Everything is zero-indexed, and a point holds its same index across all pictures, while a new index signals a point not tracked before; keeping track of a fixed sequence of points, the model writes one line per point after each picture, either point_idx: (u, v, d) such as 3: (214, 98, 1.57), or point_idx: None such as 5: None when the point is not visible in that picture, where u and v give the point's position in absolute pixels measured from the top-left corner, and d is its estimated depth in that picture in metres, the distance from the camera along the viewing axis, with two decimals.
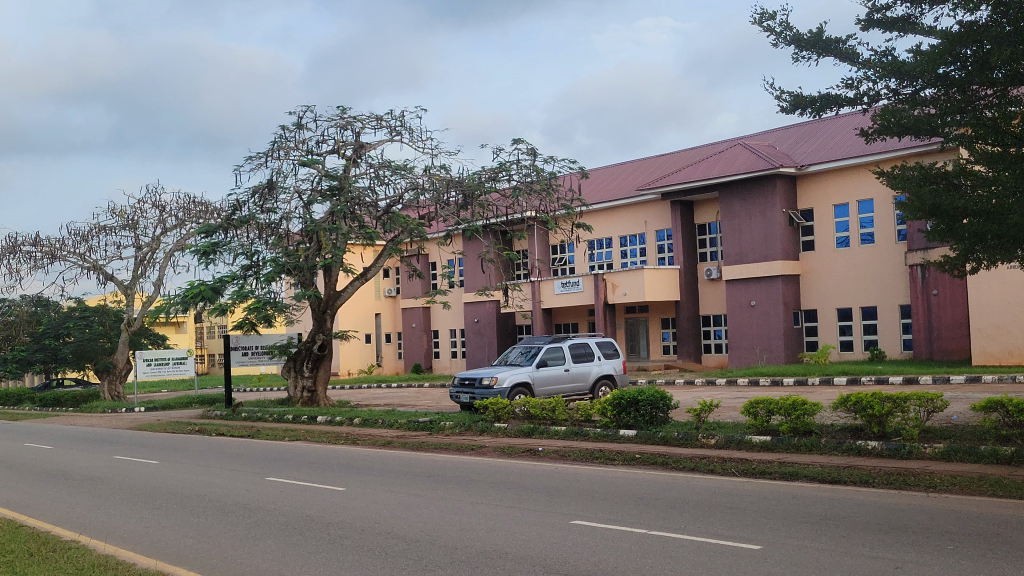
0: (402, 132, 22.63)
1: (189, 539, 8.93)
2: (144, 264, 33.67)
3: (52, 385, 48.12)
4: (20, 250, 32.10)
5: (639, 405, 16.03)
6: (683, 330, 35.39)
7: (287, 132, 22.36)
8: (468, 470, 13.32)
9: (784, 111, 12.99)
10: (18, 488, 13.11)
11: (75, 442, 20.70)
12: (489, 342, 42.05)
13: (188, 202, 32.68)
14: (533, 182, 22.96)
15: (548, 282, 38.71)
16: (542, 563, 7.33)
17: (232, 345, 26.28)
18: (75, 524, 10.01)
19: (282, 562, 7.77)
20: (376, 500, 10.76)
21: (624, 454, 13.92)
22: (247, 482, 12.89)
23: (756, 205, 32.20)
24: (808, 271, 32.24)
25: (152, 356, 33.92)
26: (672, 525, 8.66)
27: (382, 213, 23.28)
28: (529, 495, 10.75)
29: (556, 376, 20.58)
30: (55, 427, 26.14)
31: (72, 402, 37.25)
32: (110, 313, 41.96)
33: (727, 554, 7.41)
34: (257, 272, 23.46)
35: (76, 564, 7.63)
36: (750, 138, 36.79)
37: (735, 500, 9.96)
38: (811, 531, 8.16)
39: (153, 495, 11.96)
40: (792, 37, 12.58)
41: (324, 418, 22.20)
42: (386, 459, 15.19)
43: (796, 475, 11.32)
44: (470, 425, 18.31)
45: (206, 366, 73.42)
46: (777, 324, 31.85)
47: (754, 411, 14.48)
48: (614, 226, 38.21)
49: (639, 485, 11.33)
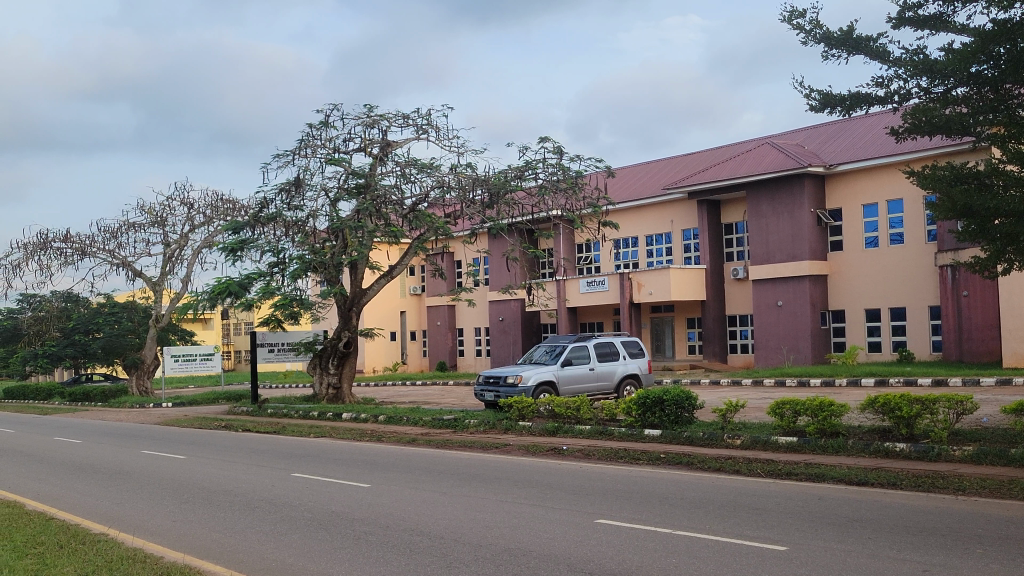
0: (428, 131, 22.80)
1: (214, 533, 9.00)
2: (173, 261, 33.99)
3: (80, 380, 48.71)
4: (51, 247, 32.52)
5: (664, 405, 15.95)
6: (708, 330, 35.22)
7: (314, 130, 22.55)
8: (493, 468, 13.34)
9: (813, 110, 12.91)
10: (49, 481, 13.30)
11: (104, 435, 21.05)
12: (514, 341, 42.08)
13: (215, 199, 32.99)
14: (559, 180, 22.93)
15: (573, 281, 38.71)
16: (566, 562, 7.32)
17: (259, 342, 26.55)
18: (103, 518, 10.10)
19: (306, 558, 7.81)
20: (400, 497, 10.79)
21: (649, 454, 13.88)
22: (273, 477, 13.03)
23: (784, 205, 32.00)
24: (837, 271, 31.98)
25: (180, 352, 34.02)
26: (698, 525, 8.62)
27: (408, 211, 23.27)
28: (553, 494, 10.75)
29: (581, 375, 20.56)
30: (83, 422, 26.35)
31: (101, 398, 37.53)
32: (140, 310, 42.17)
33: (753, 555, 7.37)
34: (283, 269, 23.58)
35: (105, 556, 7.74)
36: (778, 137, 36.53)
37: (761, 501, 9.89)
38: (839, 533, 8.09)
39: (181, 488, 12.14)
40: (821, 35, 12.50)
41: (349, 415, 22.26)
42: (412, 456, 15.28)
43: (822, 476, 11.22)
44: (495, 424, 18.33)
45: (233, 362, 74.66)
46: (804, 325, 31.61)
47: (780, 411, 14.36)
48: (640, 225, 38.08)
49: (663, 484, 11.30)
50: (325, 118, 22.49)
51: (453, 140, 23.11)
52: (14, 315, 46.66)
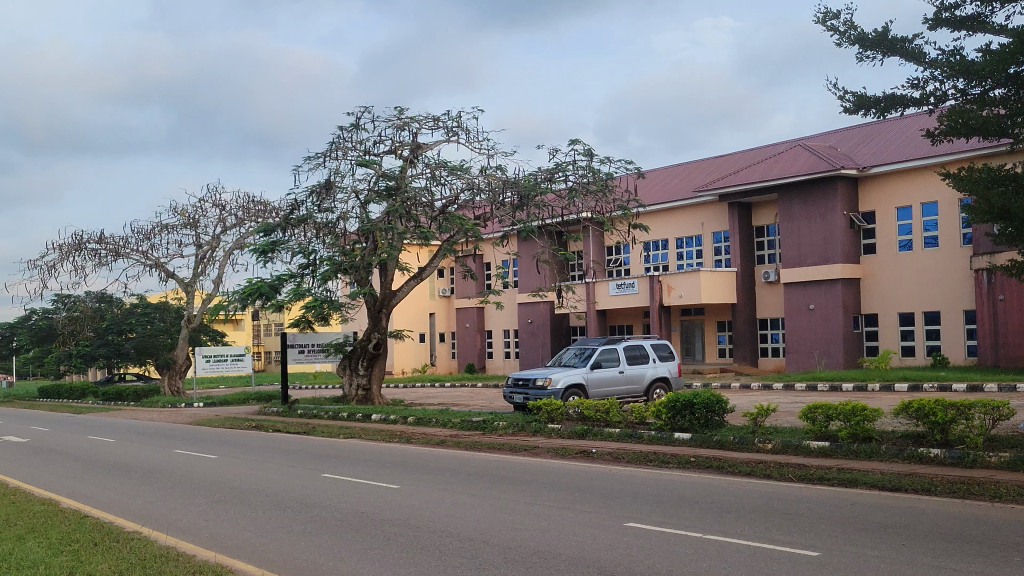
0: (458, 133, 22.87)
1: (246, 533, 9.08)
2: (205, 262, 34.32)
3: (114, 380, 49.24)
4: (85, 248, 32.94)
5: (694, 409, 15.88)
6: (739, 333, 34.99)
7: (345, 133, 22.67)
8: (523, 470, 13.36)
9: (847, 112, 12.81)
10: (84, 479, 13.48)
11: (137, 435, 21.28)
12: (543, 343, 42.04)
13: (247, 201, 33.28)
14: (589, 183, 22.90)
15: (603, 283, 38.63)
16: (597, 565, 7.29)
17: (289, 343, 26.71)
18: (137, 516, 10.21)
19: (338, 558, 7.84)
20: (429, 499, 10.82)
21: (680, 457, 13.81)
22: (304, 477, 13.08)
23: (816, 209, 31.76)
24: (870, 275, 31.67)
25: (211, 352, 34.32)
26: (730, 530, 8.57)
27: (438, 213, 23.42)
28: (584, 497, 10.73)
29: (611, 378, 20.49)
30: (117, 422, 26.70)
31: (134, 397, 37.90)
32: (172, 311, 42.50)
33: (784, 560, 7.31)
34: (314, 271, 23.70)
35: (139, 554, 7.80)
36: (810, 139, 36.29)
37: (794, 506, 9.81)
38: (872, 539, 8.01)
39: (212, 488, 12.23)
40: (855, 37, 12.40)
41: (378, 416, 22.35)
42: (442, 458, 15.32)
43: (856, 482, 11.10)
44: (524, 426, 18.34)
45: (263, 363, 75.42)
46: (836, 328, 31.33)
47: (812, 416, 14.23)
48: (670, 227, 37.94)
49: (693, 489, 11.23)
50: (356, 120, 22.59)
51: (483, 142, 23.16)
52: (49, 315, 47.22)
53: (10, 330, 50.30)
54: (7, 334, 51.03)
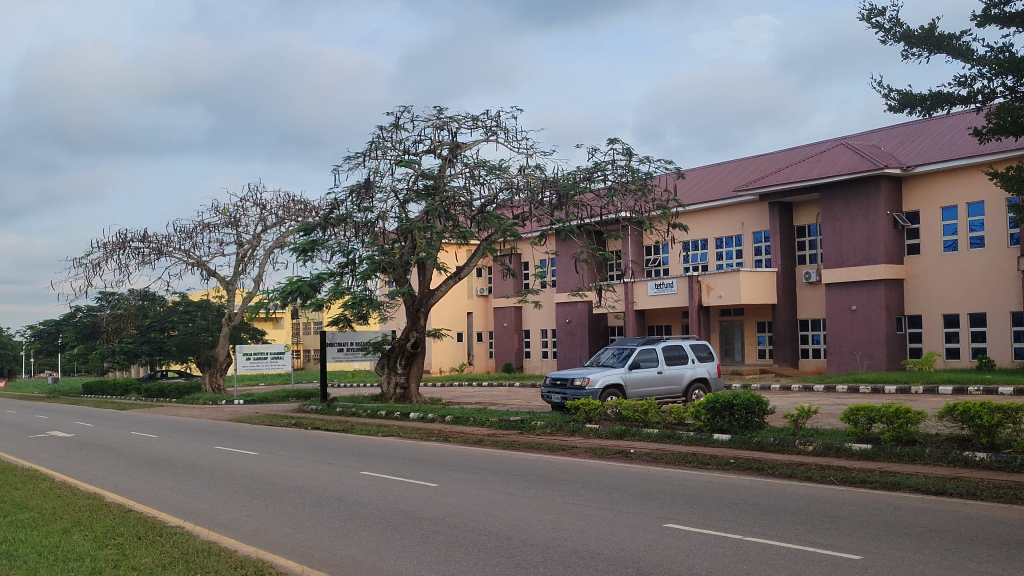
0: (497, 133, 22.91)
1: (287, 529, 9.16)
2: (245, 261, 34.68)
3: (156, 377, 49.93)
4: (129, 247, 33.45)
5: (734, 410, 15.77)
6: (779, 334, 34.65)
7: (385, 133, 22.78)
8: (561, 470, 13.35)
9: (892, 110, 12.62)
10: (127, 474, 13.69)
11: (179, 431, 21.50)
12: (581, 343, 41.98)
13: (287, 200, 33.58)
14: (628, 182, 22.79)
15: (641, 284, 38.48)
16: (635, 566, 7.27)
17: (328, 341, 26.92)
18: (179, 511, 10.33)
19: (376, 555, 7.89)
20: (467, 497, 10.86)
21: (718, 458, 13.72)
22: (342, 475, 13.14)
23: (858, 208, 31.39)
24: (913, 276, 31.24)
25: (252, 350, 34.66)
26: (769, 532, 8.49)
27: (476, 213, 23.50)
28: (622, 498, 10.68)
29: (649, 378, 20.41)
30: (160, 418, 27.07)
31: (175, 394, 38.38)
32: (213, 309, 42.83)
33: (827, 563, 7.24)
34: (353, 269, 23.83)
35: (181, 548, 7.90)
36: (853, 137, 35.86)
37: (835, 508, 9.71)
38: (916, 544, 7.90)
39: (252, 484, 12.33)
40: (901, 34, 12.24)
41: (416, 415, 22.48)
42: (479, 457, 15.33)
43: (898, 486, 10.94)
44: (561, 426, 18.32)
45: (302, 361, 76.18)
46: (879, 330, 30.91)
47: (854, 418, 14.09)
48: (710, 226, 37.69)
49: (732, 490, 11.15)
50: (396, 119, 22.69)
51: (521, 142, 23.17)
52: (93, 312, 47.93)
53: (55, 326, 51.11)
54: (52, 331, 51.86)
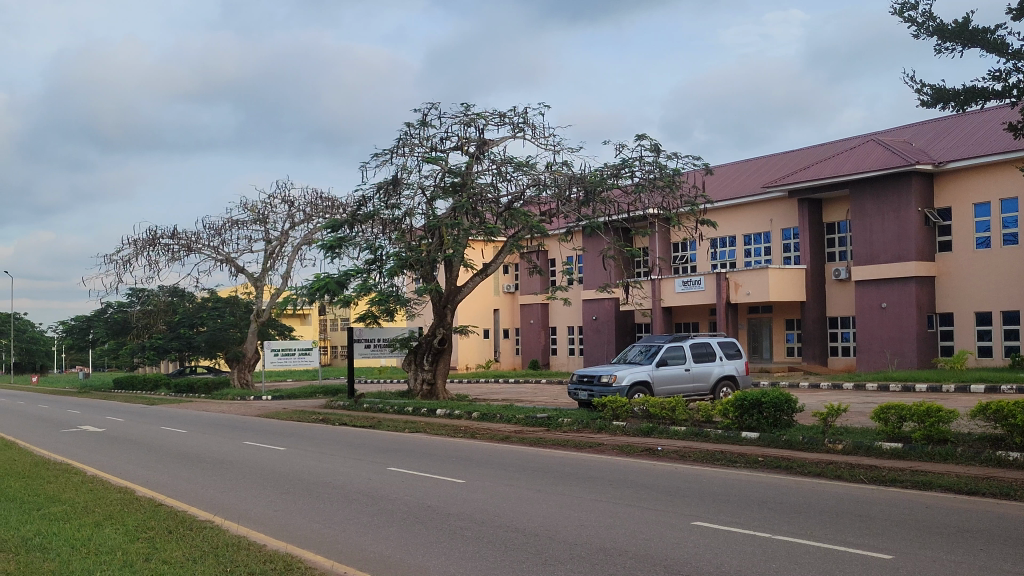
0: (524, 129, 22.90)
1: (315, 524, 9.21)
2: (273, 257, 34.89)
3: (185, 372, 50.41)
4: (159, 244, 33.75)
5: (762, 407, 15.68)
6: (808, 332, 34.40)
7: (412, 129, 22.81)
8: (588, 467, 13.32)
9: (925, 106, 12.47)
10: (158, 468, 13.83)
11: (208, 426, 21.69)
12: (608, 340, 41.90)
13: (315, 197, 33.74)
14: (656, 179, 22.66)
15: (669, 281, 38.34)
16: (662, 564, 7.23)
17: (355, 338, 27.02)
18: (208, 505, 10.43)
19: (403, 551, 7.93)
20: (494, 494, 10.88)
21: (747, 457, 13.64)
22: (369, 471, 13.20)
23: (889, 205, 31.08)
24: (945, 273, 30.90)
25: (280, 346, 34.85)
26: (799, 531, 8.43)
27: (503, 209, 23.39)
28: (649, 495, 10.63)
29: (676, 376, 20.33)
30: (190, 413, 27.32)
31: (204, 389, 38.73)
32: (242, 305, 43.34)
33: (857, 563, 7.16)
34: (380, 266, 23.92)
35: (212, 542, 7.96)
36: (883, 133, 35.51)
37: (865, 508, 9.62)
38: (948, 544, 7.81)
39: (280, 479, 12.41)
40: (934, 28, 12.08)
41: (443, 411, 22.51)
42: (506, 454, 15.34)
43: (930, 485, 10.83)
44: (588, 423, 18.29)
45: (330, 358, 76.61)
46: (909, 328, 30.61)
47: (884, 416, 13.95)
48: (739, 223, 37.48)
49: (761, 488, 11.08)
50: (423, 116, 22.71)
51: (549, 138, 23.13)
52: (124, 308, 48.42)
53: (87, 322, 51.67)
54: (84, 326, 52.42)
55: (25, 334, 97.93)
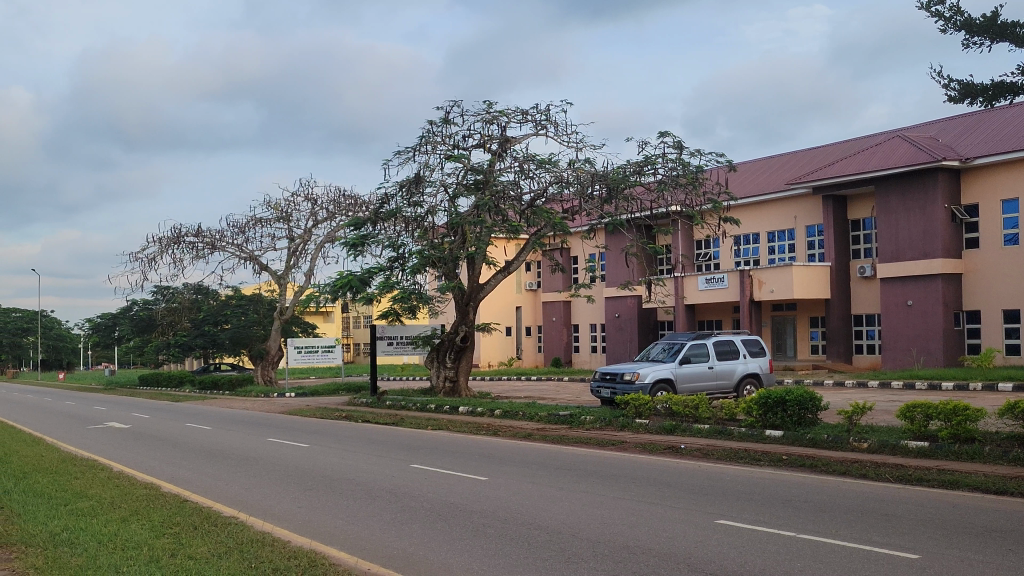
0: (547, 126, 22.88)
1: (338, 520, 9.26)
2: (297, 255, 35.05)
3: (209, 369, 50.68)
4: (183, 241, 33.99)
5: (787, 406, 15.57)
6: (833, 330, 34.17)
7: (434, 127, 22.83)
8: (611, 465, 13.32)
9: (953, 101, 12.37)
10: (183, 465, 13.94)
11: (231, 423, 21.79)
12: (630, 338, 41.80)
13: (338, 195, 33.85)
14: (679, 176, 22.57)
15: (692, 278, 38.20)
16: (686, 562, 7.21)
17: (378, 335, 27.10)
18: (233, 501, 10.50)
19: (427, 548, 7.94)
20: (517, 491, 10.88)
21: (771, 455, 13.56)
22: (392, 468, 13.25)
23: (915, 202, 30.80)
24: (972, 270, 30.60)
25: (303, 344, 35.01)
26: (824, 529, 8.39)
27: (526, 207, 23.41)
28: (671, 493, 10.61)
29: (699, 373, 20.24)
30: (215, 410, 27.52)
31: (229, 386, 38.94)
32: (266, 303, 43.31)
33: (883, 562, 7.11)
34: (403, 264, 23.99)
35: (237, 538, 8.01)
36: (909, 129, 35.21)
37: (891, 507, 9.55)
38: (975, 544, 7.72)
39: (304, 476, 12.48)
40: (962, 22, 11.97)
41: (465, 408, 22.54)
42: (528, 451, 15.34)
43: (957, 484, 10.74)
44: (611, 421, 18.26)
45: (352, 355, 77.03)
46: (936, 326, 30.34)
47: (910, 415, 13.82)
48: (763, 220, 37.27)
49: (785, 487, 11.02)
50: (445, 114, 22.73)
51: (572, 135, 23.11)
52: (149, 306, 48.78)
53: (112, 319, 52.07)
54: (110, 323, 52.78)
55: (51, 331, 98.66)
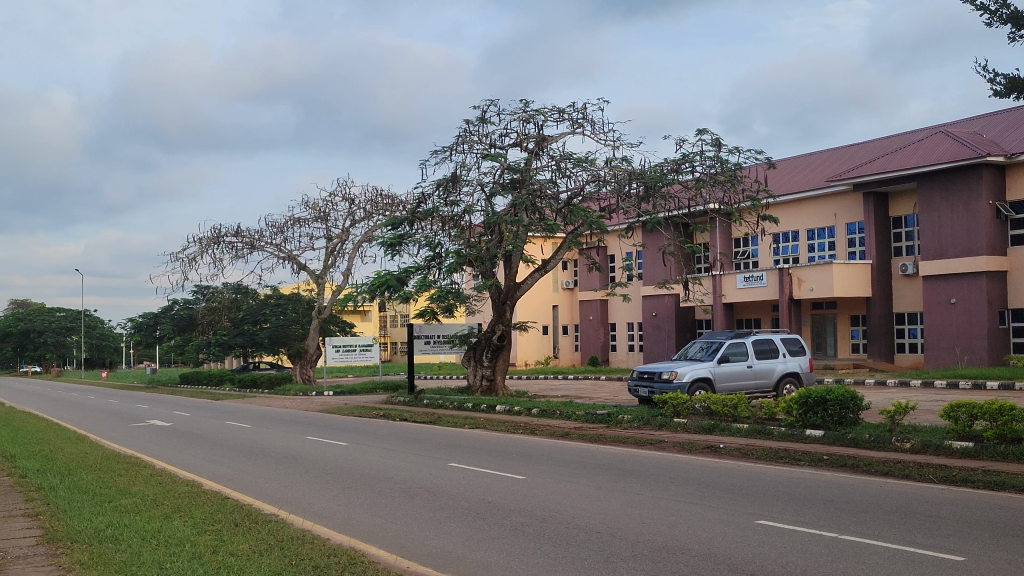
0: (583, 124, 22.80)
1: (377, 518, 9.30)
2: (335, 255, 35.29)
3: (249, 367, 51.05)
4: (223, 241, 34.34)
5: (827, 405, 15.38)
6: (874, 328, 33.73)
7: (471, 126, 22.84)
8: (650, 464, 13.26)
9: (999, 96, 12.14)
10: (223, 463, 14.05)
11: (271, 421, 21.94)
12: (668, 336, 41.58)
13: (375, 195, 34.00)
14: (717, 173, 22.39)
15: (730, 277, 37.91)
16: (726, 562, 7.17)
17: (415, 334, 27.18)
18: (273, 499, 10.58)
19: (466, 547, 7.93)
20: (554, 490, 10.87)
21: (812, 455, 13.42)
22: (430, 466, 13.27)
23: (959, 199, 30.32)
24: (1017, 268, 30.05)
25: (341, 343, 35.35)
26: (866, 530, 8.29)
27: (563, 205, 23.31)
28: (710, 493, 10.54)
29: (738, 372, 20.07)
30: (255, 408, 27.74)
31: (268, 384, 39.23)
32: (304, 301, 43.57)
33: (928, 563, 7.02)
34: (440, 263, 24.05)
35: (277, 536, 8.07)
36: (952, 125, 34.65)
37: (935, 508, 9.40)
38: (1021, 546, 7.58)
39: (343, 474, 12.55)
40: (1008, 15, 11.74)
41: (503, 407, 22.55)
42: (565, 450, 15.31)
43: (1002, 485, 10.56)
44: (649, 420, 18.17)
45: (390, 353, 77.51)
46: (980, 324, 29.86)
47: (954, 415, 13.59)
48: (802, 217, 36.88)
49: (824, 487, 10.90)
50: (482, 113, 22.70)
51: (609, 133, 23.02)
52: (190, 305, 49.28)
53: (154, 318, 52.64)
54: (152, 322, 53.41)
55: (94, 330, 99.68)
